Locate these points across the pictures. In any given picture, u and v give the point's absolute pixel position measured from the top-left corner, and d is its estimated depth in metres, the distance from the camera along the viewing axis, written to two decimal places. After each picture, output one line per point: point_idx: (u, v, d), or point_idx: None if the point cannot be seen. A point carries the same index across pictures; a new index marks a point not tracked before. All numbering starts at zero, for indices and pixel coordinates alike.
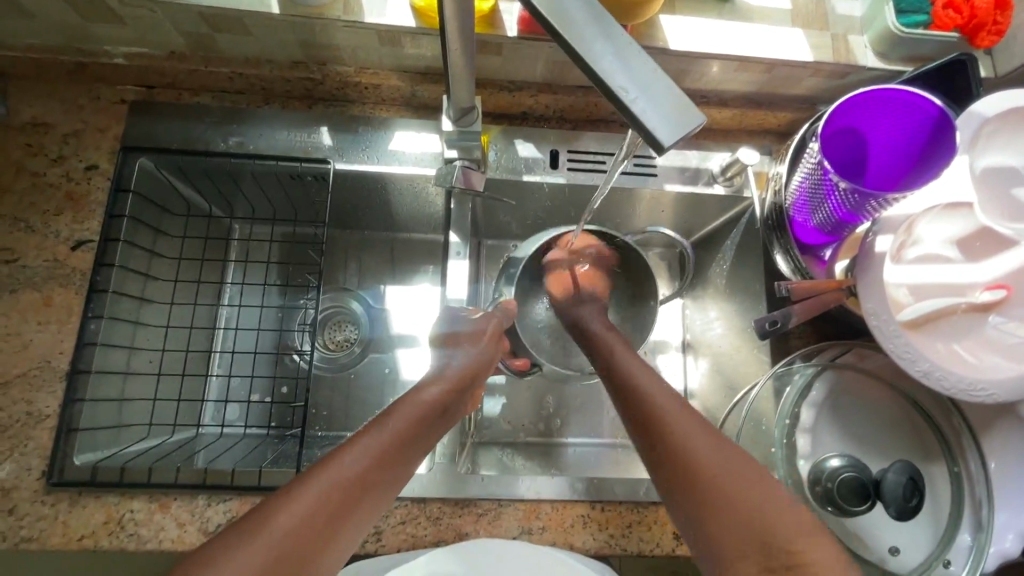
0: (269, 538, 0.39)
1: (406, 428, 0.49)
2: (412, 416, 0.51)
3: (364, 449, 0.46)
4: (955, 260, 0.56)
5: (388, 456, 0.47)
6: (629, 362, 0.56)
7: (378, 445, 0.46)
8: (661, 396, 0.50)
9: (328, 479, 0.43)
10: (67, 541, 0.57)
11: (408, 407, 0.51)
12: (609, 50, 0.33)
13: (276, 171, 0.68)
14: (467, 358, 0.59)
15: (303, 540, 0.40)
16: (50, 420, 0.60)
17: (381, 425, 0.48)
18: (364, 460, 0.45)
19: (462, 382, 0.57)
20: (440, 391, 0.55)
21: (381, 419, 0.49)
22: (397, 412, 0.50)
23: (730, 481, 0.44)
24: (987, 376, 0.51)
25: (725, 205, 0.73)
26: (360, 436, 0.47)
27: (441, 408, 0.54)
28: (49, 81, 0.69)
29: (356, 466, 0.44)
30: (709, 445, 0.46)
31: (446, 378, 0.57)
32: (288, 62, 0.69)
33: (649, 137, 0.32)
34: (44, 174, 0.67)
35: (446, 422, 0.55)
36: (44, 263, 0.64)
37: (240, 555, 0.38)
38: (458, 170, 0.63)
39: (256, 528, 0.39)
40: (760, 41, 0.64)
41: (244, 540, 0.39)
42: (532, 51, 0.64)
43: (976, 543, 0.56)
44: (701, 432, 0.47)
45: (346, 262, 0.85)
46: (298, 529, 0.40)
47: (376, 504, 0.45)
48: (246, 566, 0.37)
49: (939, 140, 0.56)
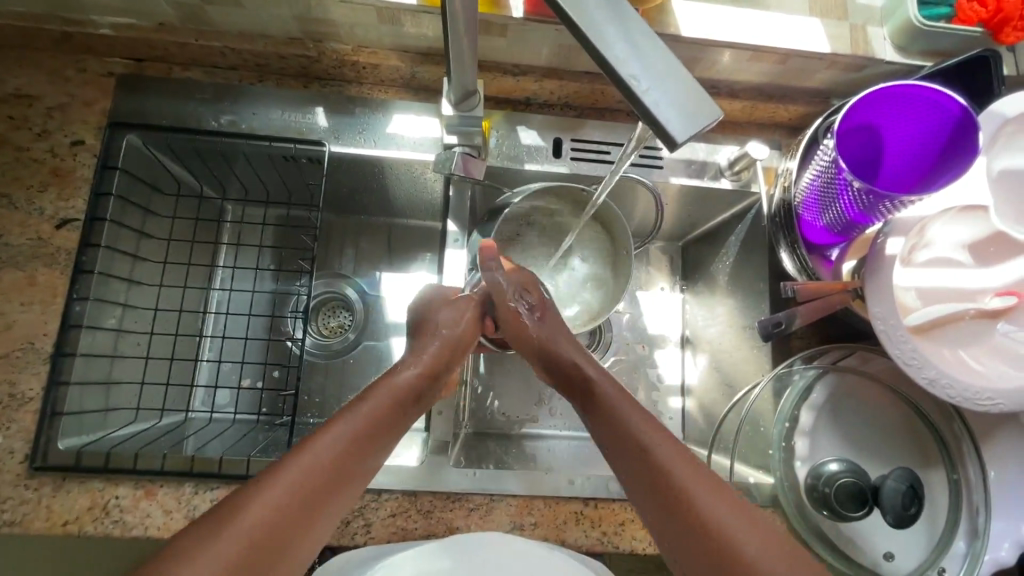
0: (242, 526, 0.38)
1: (379, 412, 0.48)
2: (387, 401, 0.50)
3: (335, 437, 0.44)
4: (965, 264, 0.55)
5: (361, 442, 0.46)
6: (606, 401, 0.52)
7: (351, 431, 0.45)
8: (648, 437, 0.47)
9: (302, 464, 0.42)
10: (51, 526, 0.56)
11: (382, 392, 0.50)
12: (620, 36, 0.31)
13: (269, 152, 0.66)
14: (444, 342, 0.58)
15: (279, 526, 0.39)
16: (34, 403, 0.58)
17: (355, 410, 0.47)
18: (338, 445, 0.44)
19: (439, 366, 0.56)
20: (417, 376, 0.54)
21: (353, 404, 0.48)
22: (370, 396, 0.49)
23: (736, 533, 0.41)
24: (993, 384, 0.50)
25: (731, 200, 0.71)
26: (333, 423, 0.46)
27: (414, 394, 0.53)
28: (31, 51, 0.66)
29: (326, 454, 0.43)
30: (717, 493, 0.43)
31: (422, 363, 0.55)
32: (284, 38, 0.66)
33: (662, 131, 0.30)
34: (26, 149, 0.64)
35: (419, 408, 0.54)
36: (28, 242, 0.62)
37: (210, 549, 0.36)
38: (456, 157, 0.61)
39: (232, 514, 0.38)
40: (775, 31, 0.62)
41: (220, 526, 0.38)
42: (538, 34, 0.62)
43: (970, 550, 0.56)
44: (697, 473, 0.45)
45: (342, 249, 0.83)
46: (273, 516, 0.39)
47: (351, 490, 0.45)
48: (218, 557, 0.36)
49: (960, 140, 0.54)
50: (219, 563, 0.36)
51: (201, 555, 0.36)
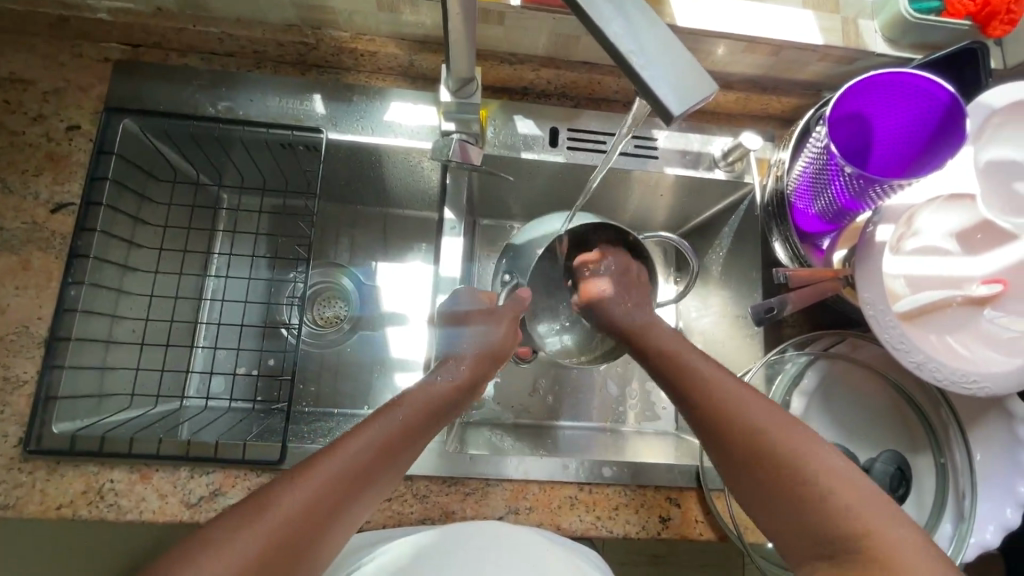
0: (274, 519, 0.39)
1: (415, 417, 0.50)
2: (422, 408, 0.51)
3: (371, 439, 0.46)
4: (953, 252, 0.56)
5: (396, 445, 0.47)
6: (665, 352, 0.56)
7: (386, 434, 0.47)
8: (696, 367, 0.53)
9: (339, 462, 0.43)
10: (45, 510, 0.55)
11: (418, 398, 0.52)
12: (615, 13, 0.32)
13: (266, 139, 0.66)
14: (479, 348, 0.60)
15: (304, 529, 0.39)
16: (28, 387, 0.58)
17: (391, 414, 0.48)
18: (373, 449, 0.45)
19: (468, 380, 0.57)
20: (452, 385, 0.55)
21: (389, 408, 0.49)
22: (406, 401, 0.51)
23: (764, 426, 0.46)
24: (979, 367, 0.51)
25: (724, 191, 0.72)
26: (370, 422, 0.47)
27: (449, 401, 0.54)
28: (27, 36, 0.66)
29: (362, 457, 0.44)
30: (753, 405, 0.48)
31: (459, 373, 0.57)
32: (282, 24, 0.66)
33: (659, 107, 0.31)
34: (22, 133, 0.64)
35: (452, 414, 0.55)
36: (22, 226, 0.62)
37: (239, 542, 0.37)
38: (454, 144, 0.61)
39: (258, 512, 0.39)
40: (769, 22, 0.63)
41: (247, 522, 0.38)
42: (536, 23, 0.62)
43: (957, 532, 0.56)
44: (771, 413, 0.47)
45: (337, 237, 0.83)
46: (301, 514, 0.40)
47: (374, 496, 0.45)
48: (244, 550, 0.37)
49: (948, 128, 0.55)
50: (246, 553, 0.37)
51: (224, 551, 0.37)
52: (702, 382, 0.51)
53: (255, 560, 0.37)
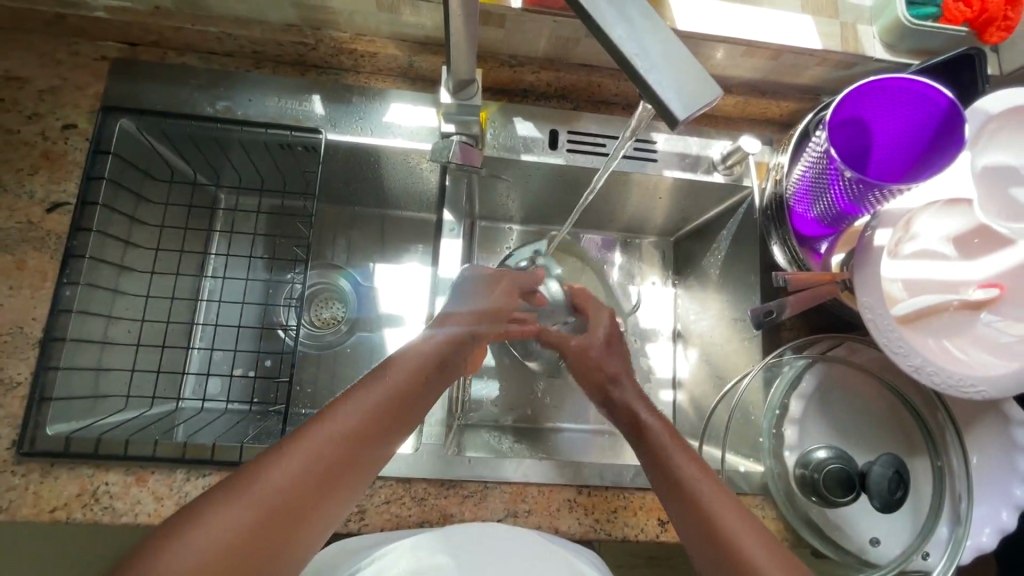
0: (259, 494, 0.39)
1: (401, 380, 0.49)
2: (410, 367, 0.51)
3: (357, 405, 0.46)
4: (949, 257, 0.57)
5: (384, 411, 0.47)
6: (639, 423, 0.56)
7: (372, 401, 0.47)
8: (666, 442, 0.53)
9: (324, 432, 0.43)
10: (39, 513, 0.55)
11: (406, 360, 0.51)
12: (618, 16, 0.32)
13: (264, 140, 0.66)
14: (470, 313, 0.60)
15: (295, 495, 0.40)
16: (22, 388, 0.57)
17: (378, 377, 0.49)
18: (357, 416, 0.45)
19: (461, 339, 0.57)
20: (441, 341, 0.55)
21: (377, 373, 0.49)
22: (395, 364, 0.51)
23: (710, 504, 0.47)
24: (977, 372, 0.51)
25: (723, 194, 0.72)
26: (353, 391, 0.47)
27: (438, 359, 0.54)
28: (22, 33, 0.65)
29: (348, 423, 0.45)
30: (706, 486, 0.49)
31: (451, 327, 0.57)
32: (282, 24, 0.65)
33: (663, 111, 0.31)
34: (17, 132, 0.63)
35: (446, 376, 0.55)
36: (17, 225, 0.61)
37: (228, 514, 0.38)
38: (454, 145, 0.60)
39: (244, 485, 0.40)
40: (769, 27, 0.63)
41: (234, 494, 0.39)
42: (535, 25, 0.62)
43: (953, 535, 0.56)
44: (717, 493, 0.48)
45: (334, 239, 0.83)
46: (288, 485, 0.40)
47: (369, 463, 0.46)
48: (231, 525, 0.38)
49: (946, 133, 0.56)
50: (237, 524, 0.38)
51: (208, 526, 0.37)
52: (659, 455, 0.52)
53: (245, 533, 0.38)
